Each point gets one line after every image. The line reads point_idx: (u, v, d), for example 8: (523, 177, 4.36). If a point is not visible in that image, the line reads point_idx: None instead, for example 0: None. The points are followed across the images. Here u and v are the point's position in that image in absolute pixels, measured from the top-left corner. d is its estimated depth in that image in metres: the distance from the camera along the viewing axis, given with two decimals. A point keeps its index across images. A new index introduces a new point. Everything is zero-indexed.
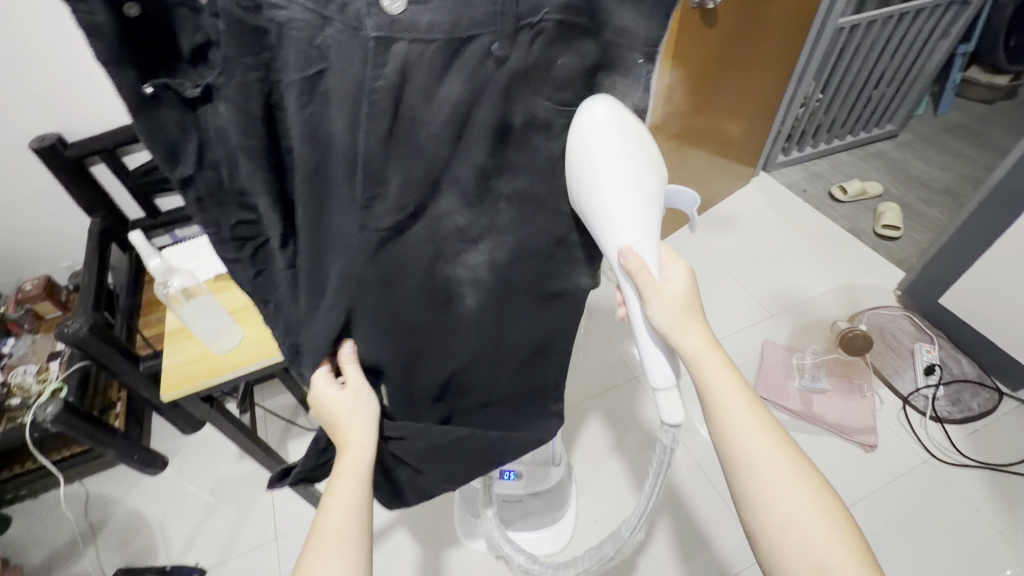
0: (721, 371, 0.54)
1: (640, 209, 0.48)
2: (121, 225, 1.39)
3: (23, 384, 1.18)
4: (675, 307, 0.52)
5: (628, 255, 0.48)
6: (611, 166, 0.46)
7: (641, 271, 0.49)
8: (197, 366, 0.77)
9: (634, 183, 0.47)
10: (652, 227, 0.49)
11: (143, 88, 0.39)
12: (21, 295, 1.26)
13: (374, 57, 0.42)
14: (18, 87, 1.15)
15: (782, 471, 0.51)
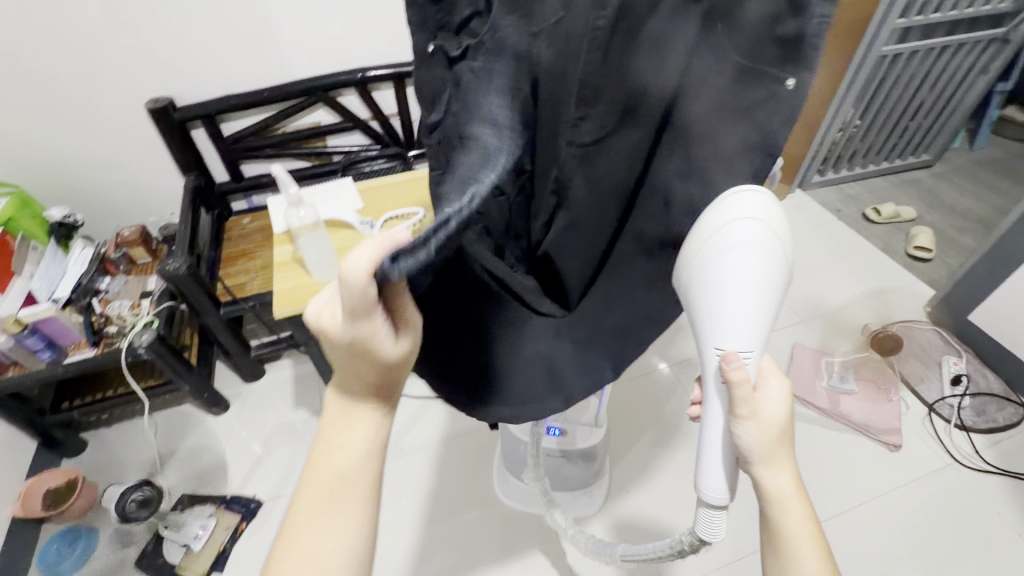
0: (798, 518, 0.54)
1: (752, 305, 0.50)
2: (210, 186, 1.54)
3: (120, 314, 1.30)
4: (765, 424, 0.52)
5: (732, 361, 0.51)
6: (725, 263, 0.49)
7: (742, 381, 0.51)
8: (305, 291, 0.90)
9: (746, 287, 0.50)
10: (756, 331, 0.51)
11: (427, 47, 0.55)
12: (120, 239, 1.40)
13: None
14: (143, 54, 1.31)
15: None
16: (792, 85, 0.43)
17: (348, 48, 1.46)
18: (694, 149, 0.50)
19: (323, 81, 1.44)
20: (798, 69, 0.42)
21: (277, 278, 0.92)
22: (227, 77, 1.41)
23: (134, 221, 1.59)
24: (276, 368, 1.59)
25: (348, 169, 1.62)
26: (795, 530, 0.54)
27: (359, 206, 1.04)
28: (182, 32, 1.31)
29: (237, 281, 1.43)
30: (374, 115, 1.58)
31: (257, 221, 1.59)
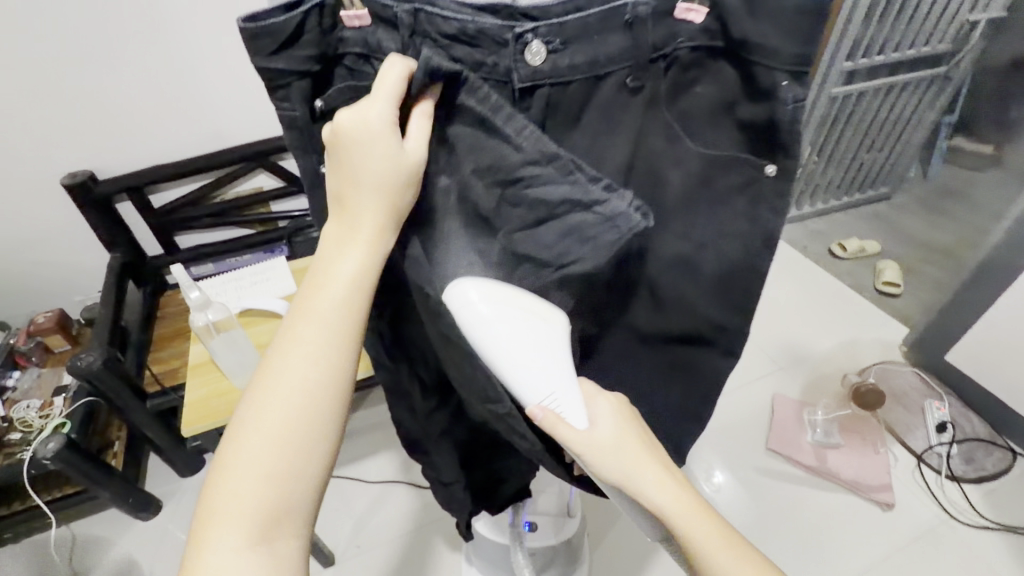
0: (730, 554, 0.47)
1: (552, 347, 0.45)
2: (140, 261, 1.41)
3: (25, 419, 1.16)
4: (621, 463, 0.47)
5: (542, 413, 0.45)
6: (493, 324, 0.43)
7: (563, 429, 0.45)
8: (223, 402, 0.77)
9: (530, 347, 0.44)
10: (573, 382, 0.46)
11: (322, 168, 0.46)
12: (33, 327, 1.26)
13: (521, 102, 0.43)
14: (60, 126, 1.22)
15: None
16: (774, 172, 0.43)
17: None
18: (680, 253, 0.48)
19: (262, 146, 1.37)
20: (779, 155, 0.42)
21: (188, 386, 0.79)
22: (155, 146, 1.32)
23: (55, 303, 1.45)
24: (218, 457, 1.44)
25: (296, 236, 1.48)
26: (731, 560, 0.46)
27: (291, 290, 0.94)
28: (101, 101, 1.22)
29: (169, 366, 1.31)
30: None
31: None
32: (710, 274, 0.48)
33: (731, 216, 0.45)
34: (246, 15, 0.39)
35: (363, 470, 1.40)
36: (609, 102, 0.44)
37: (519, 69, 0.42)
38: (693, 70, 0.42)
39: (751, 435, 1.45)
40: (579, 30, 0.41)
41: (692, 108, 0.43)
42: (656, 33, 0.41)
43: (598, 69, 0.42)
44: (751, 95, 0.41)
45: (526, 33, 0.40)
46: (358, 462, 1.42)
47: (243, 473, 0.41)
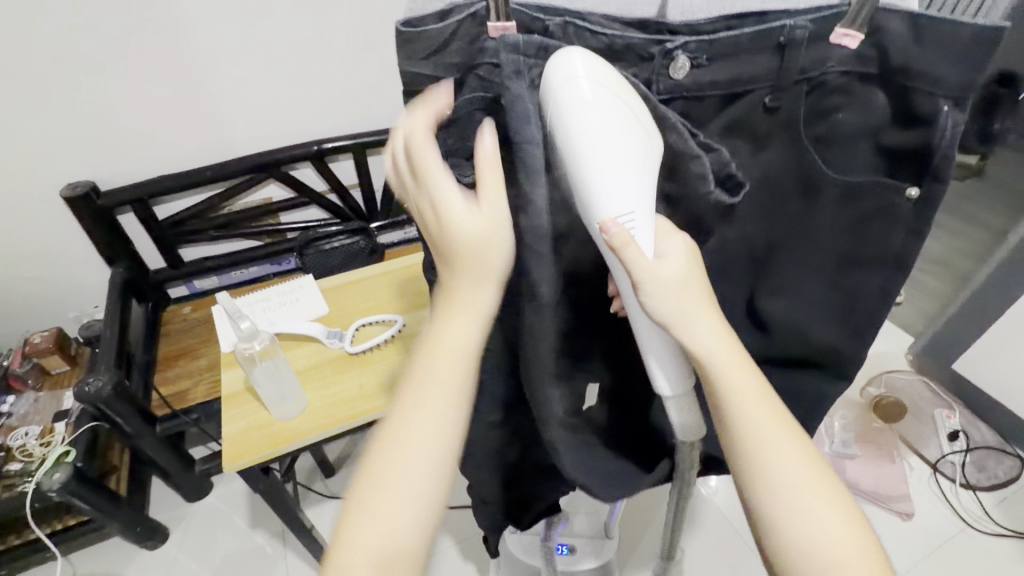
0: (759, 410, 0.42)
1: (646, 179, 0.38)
2: (142, 275, 1.35)
3: (25, 447, 1.09)
4: (682, 309, 0.40)
5: (612, 231, 0.38)
6: (589, 115, 0.36)
7: (632, 254, 0.38)
8: (263, 434, 0.73)
9: (631, 141, 0.37)
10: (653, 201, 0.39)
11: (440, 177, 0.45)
12: (28, 348, 1.18)
13: (650, 117, 0.41)
14: (59, 135, 1.15)
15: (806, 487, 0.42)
16: (916, 195, 0.42)
17: (299, 119, 1.33)
18: (786, 273, 0.49)
19: (274, 155, 1.31)
20: (925, 179, 0.41)
21: (224, 418, 0.75)
22: (162, 155, 1.25)
23: (50, 319, 1.37)
24: (226, 479, 1.38)
25: (307, 249, 1.39)
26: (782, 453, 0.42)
27: (323, 312, 0.90)
28: (104, 110, 1.15)
29: (177, 388, 1.24)
30: (332, 187, 1.44)
31: (200, 310, 1.40)
32: (829, 298, 0.49)
33: (861, 237, 0.45)
34: (404, 18, 0.41)
35: None
36: (742, 118, 0.41)
37: (661, 80, 0.39)
38: (840, 94, 0.40)
39: None
40: (730, 47, 0.38)
41: (836, 135, 0.41)
42: (808, 56, 0.38)
43: (739, 86, 0.39)
44: (902, 122, 0.40)
45: (676, 47, 0.38)
46: None
47: (367, 520, 0.45)
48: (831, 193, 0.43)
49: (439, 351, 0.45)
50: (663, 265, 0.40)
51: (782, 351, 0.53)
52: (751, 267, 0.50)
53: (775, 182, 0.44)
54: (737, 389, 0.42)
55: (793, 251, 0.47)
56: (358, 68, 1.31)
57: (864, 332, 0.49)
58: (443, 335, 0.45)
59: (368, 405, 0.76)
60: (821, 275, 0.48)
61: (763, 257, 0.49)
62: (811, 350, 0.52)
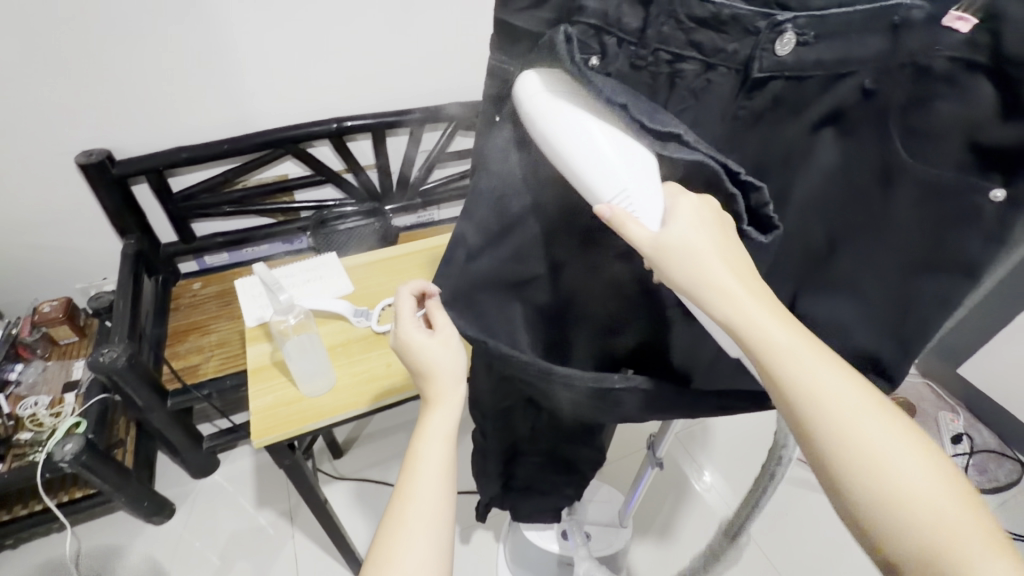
0: (797, 344, 0.36)
1: (631, 160, 0.37)
2: (153, 249, 1.32)
3: (35, 416, 1.08)
4: (694, 273, 0.38)
5: (608, 215, 0.38)
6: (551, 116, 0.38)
7: (631, 233, 0.38)
8: (291, 410, 0.72)
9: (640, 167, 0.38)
10: (651, 175, 0.38)
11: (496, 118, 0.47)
12: (38, 317, 1.17)
13: (746, 92, 0.40)
14: (72, 100, 1.11)
15: (867, 425, 0.35)
16: (1002, 198, 0.33)
17: (316, 94, 1.30)
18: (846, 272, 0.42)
19: (292, 131, 1.28)
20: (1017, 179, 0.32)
21: (252, 392, 0.74)
22: (180, 126, 1.22)
23: (58, 288, 1.35)
24: (233, 458, 1.37)
25: (320, 228, 1.39)
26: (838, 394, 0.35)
27: (347, 290, 0.89)
28: (119, 76, 1.11)
29: (188, 363, 1.22)
30: (349, 167, 1.42)
31: (210, 286, 1.38)
32: (888, 310, 0.40)
33: (935, 244, 0.36)
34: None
35: (387, 473, 1.35)
36: (841, 104, 0.39)
37: (762, 59, 0.38)
38: (943, 84, 0.34)
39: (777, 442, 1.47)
40: (841, 26, 0.36)
41: (929, 125, 0.35)
42: (920, 40, 0.34)
43: (842, 68, 0.37)
44: (1009, 114, 0.31)
45: (785, 21, 0.36)
46: (381, 465, 1.37)
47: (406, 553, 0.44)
48: (908, 185, 0.37)
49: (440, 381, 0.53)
50: (672, 232, 0.38)
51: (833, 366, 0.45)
52: (805, 264, 0.46)
53: (849, 166, 0.40)
54: (769, 337, 0.36)
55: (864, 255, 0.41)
56: (379, 43, 1.28)
57: (913, 346, 0.38)
58: (435, 363, 0.53)
59: (395, 386, 0.75)
60: (883, 286, 0.40)
61: (822, 257, 0.44)
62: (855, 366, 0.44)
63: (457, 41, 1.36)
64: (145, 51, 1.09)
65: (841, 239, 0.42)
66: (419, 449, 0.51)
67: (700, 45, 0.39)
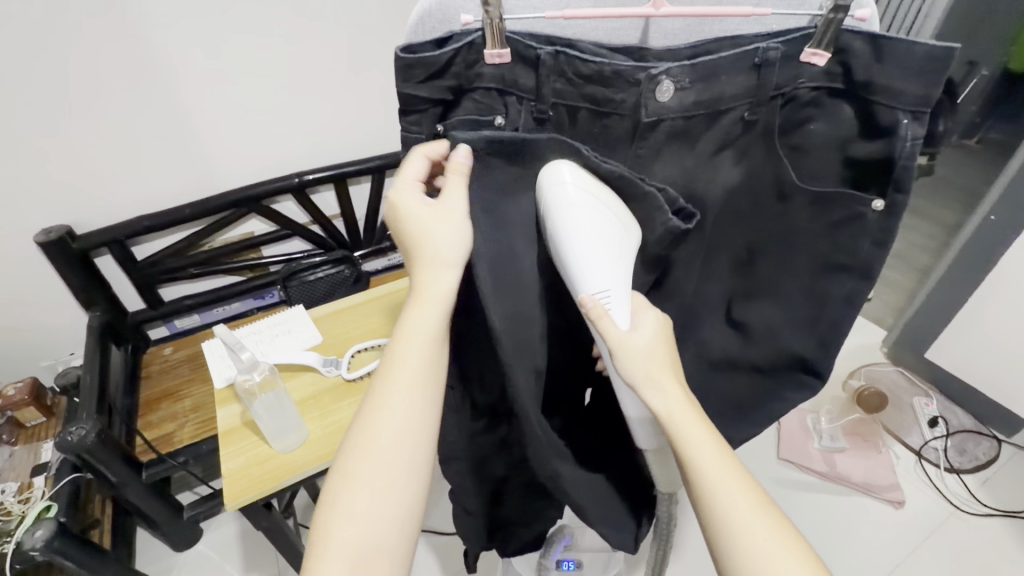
0: (705, 439, 0.44)
1: (618, 272, 0.43)
2: (121, 318, 1.31)
3: (1, 505, 1.04)
4: (649, 374, 0.44)
5: (590, 305, 0.42)
6: (576, 211, 0.42)
7: (606, 326, 0.42)
8: (264, 468, 0.72)
9: (616, 244, 0.43)
10: (627, 282, 0.43)
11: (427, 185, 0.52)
12: (2, 401, 1.14)
13: (641, 133, 0.44)
14: (29, 182, 1.12)
15: (746, 502, 0.43)
16: (882, 207, 0.45)
17: (274, 151, 1.33)
18: (768, 278, 0.53)
19: (252, 189, 1.30)
20: (889, 190, 0.45)
21: (223, 455, 0.73)
22: (141, 194, 1.23)
23: (23, 370, 1.32)
24: (215, 525, 1.32)
25: (290, 280, 1.38)
26: (725, 475, 0.44)
27: (316, 340, 0.89)
28: (76, 152, 1.13)
29: (162, 432, 1.20)
30: (314, 218, 1.44)
31: (181, 349, 1.37)
32: (806, 309, 0.52)
33: (835, 248, 0.48)
34: (405, 46, 0.43)
35: None
36: (726, 134, 0.46)
37: (647, 105, 0.43)
38: (812, 108, 0.46)
39: (762, 446, 1.48)
40: (711, 70, 0.42)
41: (810, 143, 0.47)
42: (788, 74, 0.43)
43: (722, 104, 0.43)
44: (869, 135, 0.45)
45: (660, 72, 0.41)
46: None
47: (358, 531, 0.46)
48: (802, 201, 0.48)
49: (415, 311, 0.48)
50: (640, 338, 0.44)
51: (767, 359, 0.55)
52: (731, 269, 0.55)
53: (754, 185, 0.50)
54: (686, 430, 0.44)
55: (786, 257, 0.51)
56: (331, 96, 1.31)
57: (833, 344, 0.52)
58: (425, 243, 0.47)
59: None
60: (800, 284, 0.51)
61: (744, 261, 0.54)
62: (780, 360, 0.55)
63: None
64: (101, 127, 1.12)
65: (758, 248, 0.52)
66: (398, 350, 0.49)
67: (592, 97, 0.44)
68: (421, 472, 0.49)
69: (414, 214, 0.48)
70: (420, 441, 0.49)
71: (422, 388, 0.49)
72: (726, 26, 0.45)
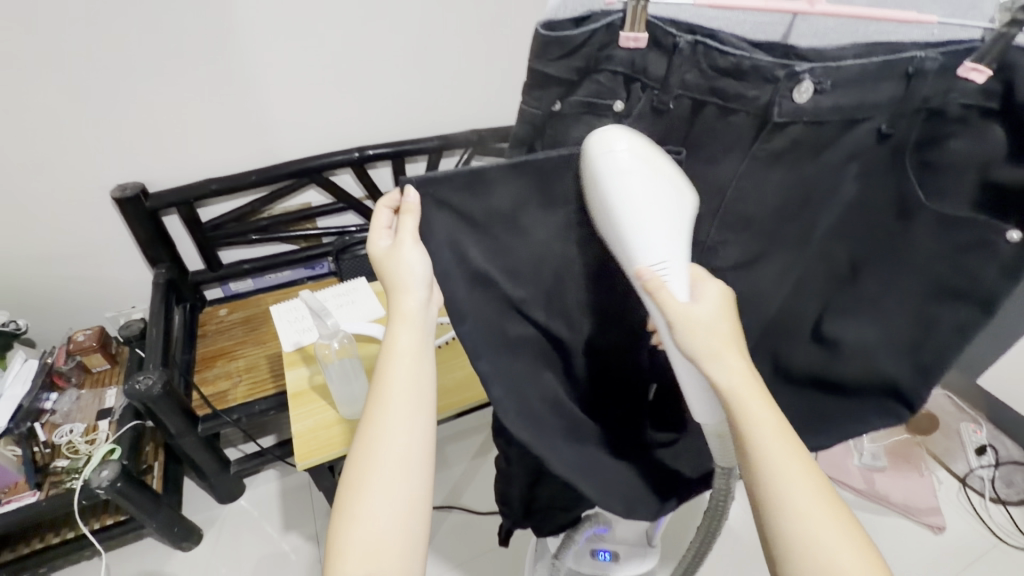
0: (755, 399, 0.45)
1: (678, 228, 0.47)
2: (182, 278, 1.36)
3: (70, 444, 1.10)
4: (710, 342, 0.46)
5: (647, 276, 0.47)
6: (632, 177, 0.45)
7: (665, 296, 0.46)
8: (332, 432, 0.75)
9: (668, 210, 0.46)
10: (684, 253, 0.48)
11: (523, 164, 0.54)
12: (73, 346, 1.20)
13: (767, 134, 0.47)
14: (111, 141, 1.16)
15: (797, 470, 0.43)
16: (1017, 238, 0.44)
17: (336, 125, 1.34)
18: (867, 293, 0.53)
19: (315, 161, 1.31)
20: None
21: (292, 416, 0.76)
22: (211, 159, 1.27)
23: (90, 320, 1.39)
24: (258, 482, 1.38)
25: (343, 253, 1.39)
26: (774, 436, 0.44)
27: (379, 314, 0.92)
28: (153, 113, 1.16)
29: (216, 389, 1.24)
30: (371, 195, 1.46)
31: (236, 312, 1.41)
32: (907, 330, 0.51)
33: (956, 273, 0.47)
34: (545, 23, 0.46)
35: None
36: (859, 144, 0.48)
37: (782, 105, 0.45)
38: (957, 124, 0.45)
39: None
40: (856, 75, 0.44)
41: (946, 161, 0.46)
42: (937, 87, 0.44)
43: (859, 112, 0.45)
44: (1017, 160, 0.43)
45: (802, 71, 0.44)
46: None
47: (365, 530, 0.47)
48: (925, 218, 0.47)
49: (398, 332, 0.54)
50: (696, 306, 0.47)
51: (846, 377, 0.55)
52: (828, 284, 0.56)
53: (871, 199, 0.51)
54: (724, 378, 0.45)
55: (893, 269, 0.51)
56: (397, 72, 1.32)
57: (930, 370, 0.51)
58: (396, 277, 0.53)
59: None
60: (903, 304, 0.51)
61: (845, 278, 0.54)
62: (872, 380, 0.54)
63: (471, 67, 1.39)
64: (180, 92, 1.15)
65: (863, 263, 0.53)
66: (388, 357, 0.53)
67: (722, 91, 0.46)
68: (422, 477, 0.51)
69: (384, 255, 0.54)
70: (414, 457, 0.50)
71: (418, 390, 0.53)
72: (883, 29, 0.45)
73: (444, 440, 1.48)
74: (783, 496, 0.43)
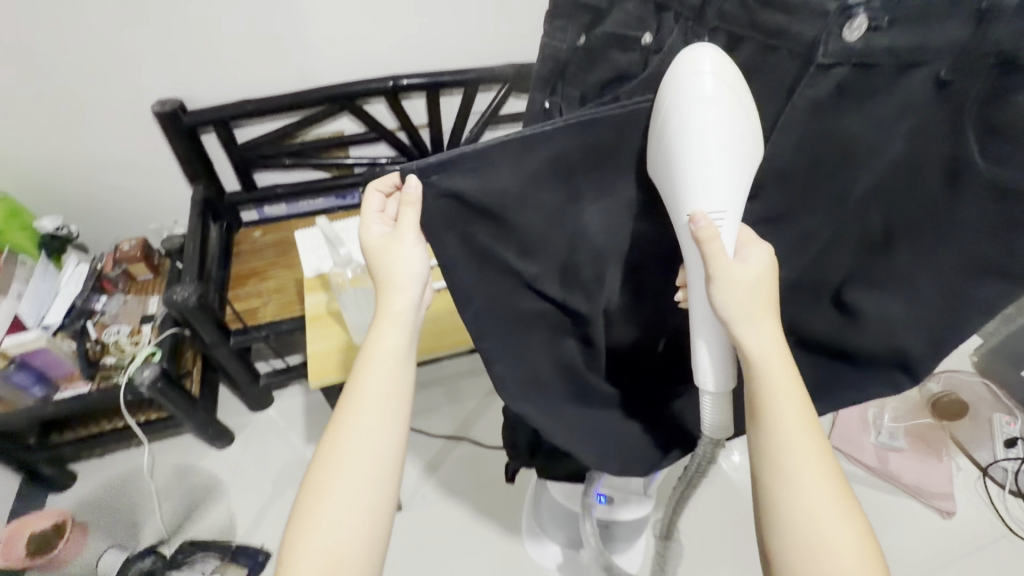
0: (781, 374, 0.46)
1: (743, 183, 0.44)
2: (219, 197, 1.40)
3: (117, 343, 1.20)
4: (748, 307, 0.46)
5: (701, 223, 0.45)
6: (706, 109, 0.42)
7: (715, 249, 0.45)
8: (346, 356, 0.78)
9: (733, 160, 0.43)
10: (739, 211, 0.46)
11: (544, 104, 0.55)
12: (119, 254, 1.28)
13: (809, 79, 0.43)
14: (150, 53, 1.17)
15: (805, 442, 0.45)
16: None
17: (371, 50, 1.30)
18: (898, 266, 0.49)
19: (350, 87, 1.29)
20: None
21: (309, 337, 0.80)
22: (247, 79, 1.26)
23: (136, 231, 1.46)
24: (285, 395, 1.48)
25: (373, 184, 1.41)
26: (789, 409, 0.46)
27: None
28: (189, 27, 1.15)
29: (248, 306, 1.31)
30: (403, 126, 1.43)
31: (269, 234, 1.46)
32: (932, 304, 0.48)
33: (999, 248, 0.44)
34: None
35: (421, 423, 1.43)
36: (912, 96, 0.42)
37: (828, 44, 0.41)
38: None
39: None
40: (919, 11, 0.39)
41: (1012, 123, 0.39)
42: (1010, 28, 0.36)
43: (916, 58, 0.40)
44: None
45: (857, 5, 0.39)
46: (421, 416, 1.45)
47: (327, 536, 0.49)
48: (974, 186, 0.43)
49: (383, 334, 0.55)
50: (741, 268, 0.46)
51: (860, 347, 0.54)
52: (860, 252, 0.51)
53: (918, 163, 0.45)
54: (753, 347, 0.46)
55: (931, 241, 0.47)
56: None
57: (945, 344, 0.49)
58: (391, 277, 0.54)
59: None
60: (938, 279, 0.47)
61: (878, 245, 0.50)
62: (881, 350, 0.53)
63: None
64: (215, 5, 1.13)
65: (899, 230, 0.48)
66: (368, 359, 0.54)
67: (765, 25, 0.43)
68: (384, 489, 0.52)
69: (379, 249, 0.54)
70: (382, 463, 0.52)
71: (394, 396, 0.54)
72: None
73: (459, 375, 1.53)
74: (788, 462, 0.45)
